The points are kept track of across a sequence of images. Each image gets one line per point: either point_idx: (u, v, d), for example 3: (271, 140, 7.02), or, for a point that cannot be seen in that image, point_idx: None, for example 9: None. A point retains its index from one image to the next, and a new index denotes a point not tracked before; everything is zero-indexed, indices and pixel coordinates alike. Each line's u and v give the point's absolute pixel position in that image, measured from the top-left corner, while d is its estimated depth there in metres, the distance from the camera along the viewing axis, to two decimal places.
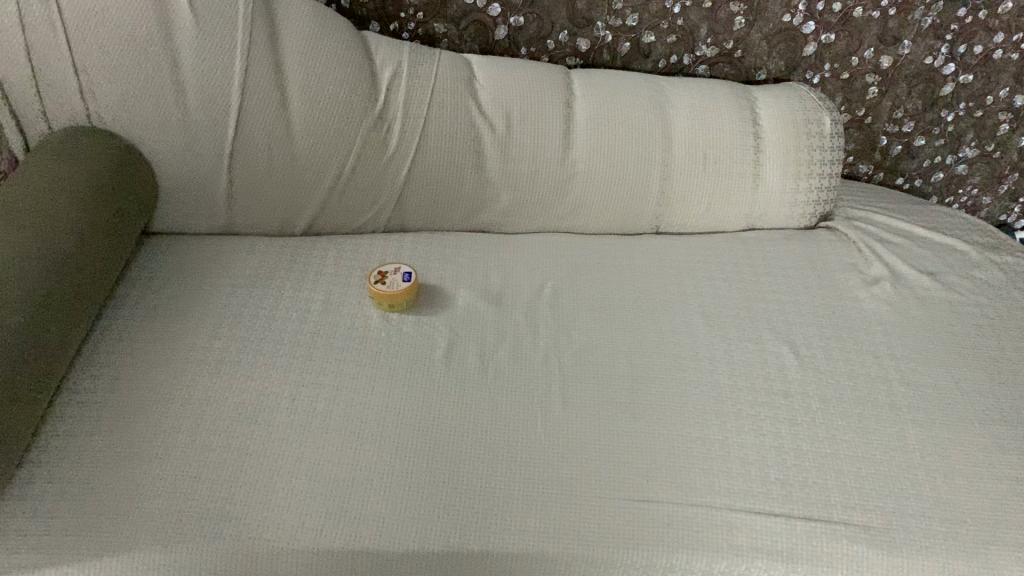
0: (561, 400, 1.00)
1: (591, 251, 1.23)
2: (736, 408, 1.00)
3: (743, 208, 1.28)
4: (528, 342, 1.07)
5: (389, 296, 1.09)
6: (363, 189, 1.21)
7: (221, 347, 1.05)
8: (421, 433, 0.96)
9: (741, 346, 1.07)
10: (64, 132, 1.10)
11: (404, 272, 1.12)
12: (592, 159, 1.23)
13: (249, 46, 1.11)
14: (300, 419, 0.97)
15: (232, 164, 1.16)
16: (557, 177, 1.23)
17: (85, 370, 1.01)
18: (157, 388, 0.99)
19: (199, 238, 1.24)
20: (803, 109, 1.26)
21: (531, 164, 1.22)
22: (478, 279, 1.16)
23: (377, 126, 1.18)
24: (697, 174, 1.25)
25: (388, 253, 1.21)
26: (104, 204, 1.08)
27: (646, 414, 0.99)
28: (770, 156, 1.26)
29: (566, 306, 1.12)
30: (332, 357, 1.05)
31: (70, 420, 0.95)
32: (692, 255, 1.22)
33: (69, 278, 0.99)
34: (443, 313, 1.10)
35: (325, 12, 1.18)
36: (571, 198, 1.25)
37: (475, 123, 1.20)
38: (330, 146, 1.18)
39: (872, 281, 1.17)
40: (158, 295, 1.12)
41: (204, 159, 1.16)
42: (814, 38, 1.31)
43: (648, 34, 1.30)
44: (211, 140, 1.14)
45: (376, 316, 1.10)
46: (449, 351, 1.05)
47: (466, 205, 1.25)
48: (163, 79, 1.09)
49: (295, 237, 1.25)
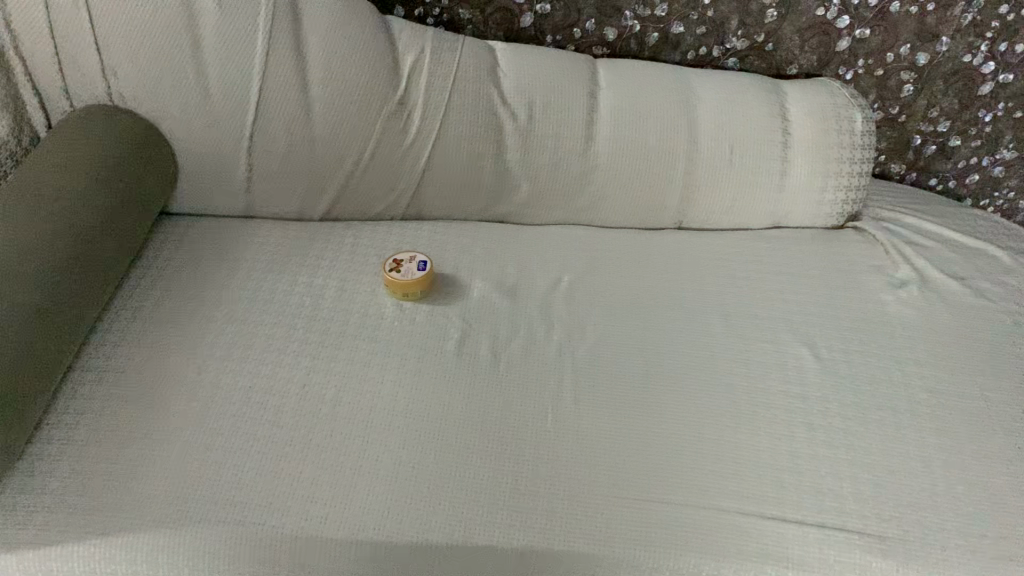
0: (572, 396, 0.99)
1: (610, 245, 1.21)
2: (752, 411, 0.98)
3: (768, 205, 1.25)
4: (542, 336, 1.05)
5: (403, 285, 1.08)
6: (381, 176, 1.20)
7: (233, 331, 1.04)
8: (430, 425, 0.95)
9: (760, 347, 1.04)
10: (85, 110, 1.10)
11: (419, 261, 1.11)
12: (615, 151, 1.21)
13: (271, 28, 1.10)
14: (309, 405, 0.97)
15: (252, 147, 1.16)
16: (579, 169, 1.21)
17: (99, 349, 1.01)
18: (169, 369, 0.99)
19: (218, 220, 1.24)
20: (833, 106, 1.23)
21: (552, 155, 1.21)
22: (494, 270, 1.14)
23: (398, 112, 1.17)
24: (722, 169, 1.23)
25: (405, 241, 1.20)
26: (123, 184, 1.08)
27: (659, 413, 0.97)
28: (798, 154, 1.23)
29: (583, 300, 1.10)
30: (344, 344, 1.04)
31: (82, 398, 0.95)
32: (715, 253, 1.20)
33: (87, 257, 1.00)
34: (458, 303, 1.09)
35: None
36: (592, 191, 1.23)
37: (497, 111, 1.19)
38: (350, 132, 1.17)
39: (899, 284, 1.14)
40: (174, 276, 1.12)
41: (224, 141, 1.15)
42: (848, 33, 1.28)
43: (677, 24, 1.27)
44: (231, 122, 1.14)
45: (390, 304, 1.09)
46: (462, 341, 1.04)
47: (485, 195, 1.24)
48: (185, 59, 1.09)
49: (313, 223, 1.24)
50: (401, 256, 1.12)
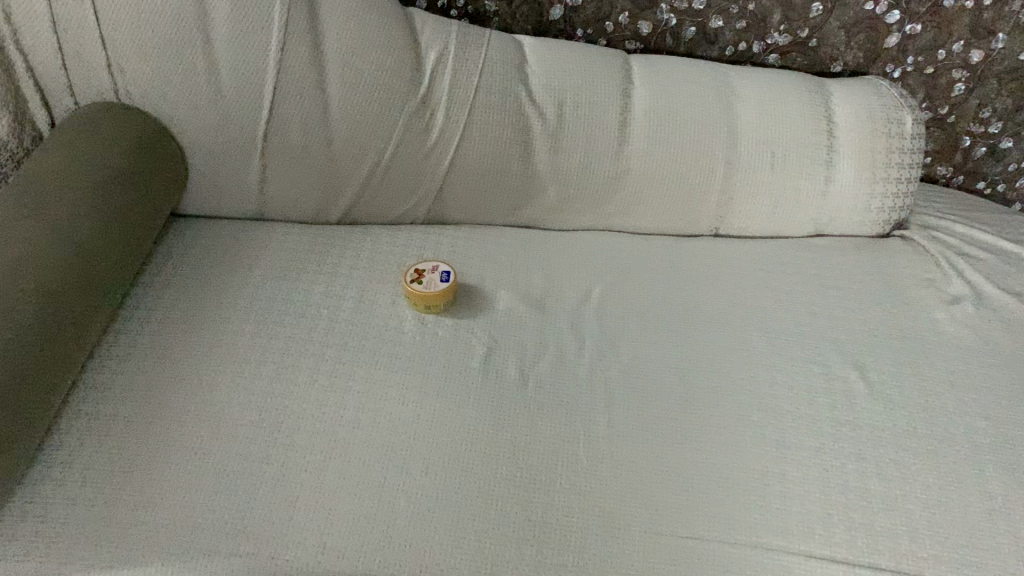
0: (606, 420, 0.92)
1: (643, 253, 1.14)
2: (798, 439, 0.91)
3: (811, 212, 1.18)
4: (572, 353, 0.99)
5: (425, 298, 1.01)
6: (402, 178, 1.14)
7: (245, 345, 0.99)
8: (454, 452, 0.89)
9: (805, 369, 0.98)
10: (90, 108, 1.05)
11: (442, 271, 1.04)
12: (649, 154, 1.14)
13: (287, 22, 1.04)
14: (326, 428, 0.91)
15: (266, 147, 1.10)
16: (611, 172, 1.15)
17: (103, 364, 0.96)
18: (177, 387, 0.94)
19: (230, 224, 1.18)
20: (882, 108, 1.16)
21: (583, 158, 1.14)
22: (520, 280, 1.08)
23: (420, 111, 1.10)
24: (763, 173, 1.15)
25: (427, 248, 1.14)
26: (129, 187, 1.02)
27: (699, 441, 0.91)
28: (844, 158, 1.16)
29: (615, 314, 1.04)
30: (362, 360, 0.98)
31: (85, 418, 0.90)
32: (754, 263, 1.13)
33: (91, 267, 0.94)
34: (482, 316, 1.03)
35: None
36: (624, 196, 1.16)
37: (525, 111, 1.12)
38: (369, 132, 1.10)
39: (952, 300, 1.07)
40: (183, 285, 1.06)
41: (237, 141, 1.09)
42: (897, 29, 1.20)
43: (716, 19, 1.20)
44: (244, 121, 1.08)
45: (411, 317, 1.03)
46: (488, 359, 0.98)
47: (511, 199, 1.17)
48: (195, 54, 1.02)
49: (329, 226, 1.18)
50: (423, 265, 1.06)
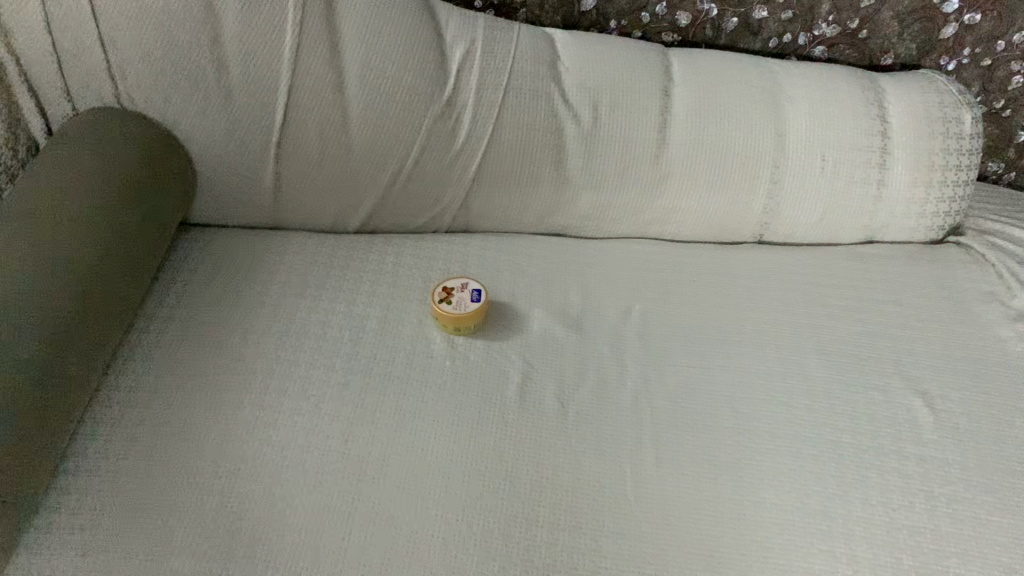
0: (653, 458, 0.86)
1: (685, 265, 1.07)
2: (862, 474, 0.85)
3: (862, 218, 1.10)
4: (616, 381, 0.92)
5: (455, 320, 0.94)
6: (425, 185, 1.06)
7: (263, 373, 0.92)
8: (493, 492, 0.83)
9: (866, 396, 0.91)
10: (90, 115, 0.97)
11: (472, 290, 0.97)
12: (690, 158, 1.06)
13: (302, 20, 0.95)
14: (353, 466, 0.84)
15: (280, 154, 1.02)
16: (649, 178, 1.07)
17: (110, 396, 0.89)
18: (191, 421, 0.87)
19: (241, 234, 1.10)
20: (939, 105, 1.08)
21: (620, 162, 1.06)
22: (555, 297, 1.01)
23: (445, 114, 1.02)
24: (812, 177, 1.08)
25: (453, 260, 1.06)
26: (134, 202, 0.95)
27: (755, 477, 0.84)
28: (899, 160, 1.08)
29: (659, 334, 0.97)
30: (389, 389, 0.91)
31: (94, 456, 0.83)
32: (805, 275, 1.05)
33: (97, 292, 0.87)
34: (516, 338, 0.96)
35: None
36: (663, 202, 1.09)
37: (558, 112, 1.04)
38: (391, 137, 1.02)
39: (1017, 316, 1.00)
40: (193, 305, 0.99)
41: (248, 148, 1.02)
42: (955, 19, 1.12)
43: (760, 9, 1.12)
44: (256, 127, 1.00)
45: (440, 340, 0.96)
46: (524, 387, 0.91)
47: (542, 206, 1.09)
48: (203, 55, 0.95)
49: (347, 236, 1.10)
50: (451, 283, 0.99)
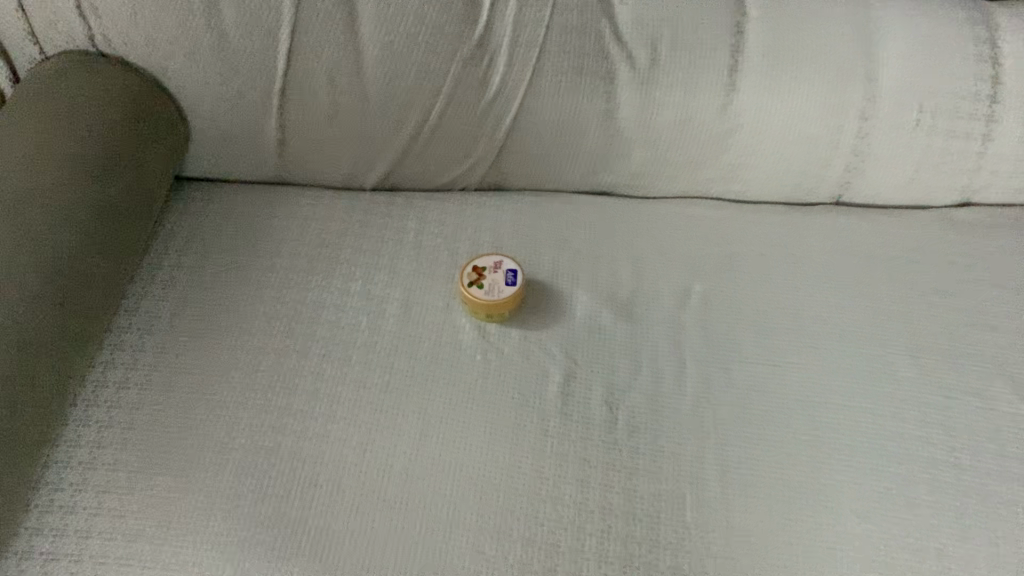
0: (716, 478, 0.74)
1: (751, 235, 0.93)
2: (961, 501, 0.73)
3: (961, 178, 0.94)
4: (674, 383, 0.80)
5: (489, 308, 0.82)
6: (453, 139, 0.92)
7: (269, 367, 0.80)
8: (533, 518, 0.72)
9: (964, 405, 0.78)
10: (60, 60, 0.82)
11: (508, 271, 0.84)
12: (763, 109, 0.90)
13: None
14: (373, 483, 0.73)
15: (284, 104, 0.88)
16: (714, 131, 0.91)
17: (97, 393, 0.78)
18: (187, 426, 0.76)
19: (243, 191, 0.96)
20: None
21: (680, 112, 0.90)
22: (602, 275, 0.88)
23: (476, 57, 0.87)
24: (907, 131, 0.91)
25: (485, 227, 0.92)
26: (121, 166, 0.81)
27: (837, 503, 0.73)
28: (1012, 111, 0.91)
29: (722, 323, 0.84)
30: (412, 388, 0.79)
31: (79, 467, 0.73)
32: (891, 249, 0.91)
33: (79, 280, 0.74)
34: (558, 327, 0.83)
35: None
36: (729, 158, 0.94)
37: (608, 53, 0.88)
38: (413, 84, 0.87)
39: None
40: (190, 280, 0.87)
41: (247, 96, 0.87)
42: None
43: None
44: (256, 72, 0.86)
45: (471, 328, 0.83)
46: (567, 388, 0.79)
47: (588, 162, 0.95)
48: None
49: (363, 194, 0.96)
50: (484, 261, 0.85)
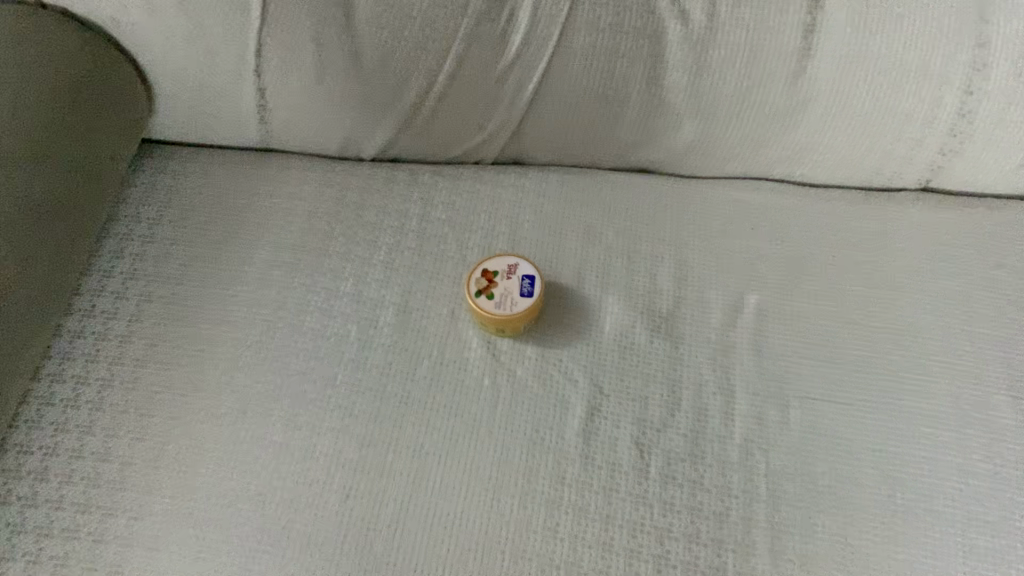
0: (761, 546, 0.62)
1: (820, 229, 0.78)
2: None
3: None
4: (715, 421, 0.67)
5: (500, 323, 0.69)
6: (464, 107, 0.76)
7: (240, 386, 0.68)
8: None
9: None
10: None
11: (523, 278, 0.71)
12: (842, 80, 0.74)
13: None
14: (356, 536, 0.62)
15: (262, 65, 0.73)
16: (780, 104, 0.75)
17: (42, 412, 0.67)
18: (143, 456, 0.65)
19: (221, 159, 0.82)
20: None
21: (740, 82, 0.74)
22: (637, 280, 0.74)
23: (492, 11, 0.71)
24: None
25: (501, 214, 0.78)
26: (66, 148, 0.68)
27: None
28: None
29: (779, 346, 0.70)
30: (407, 418, 0.67)
31: (18, 504, 0.63)
32: (992, 254, 0.75)
33: (1, 286, 0.62)
34: (582, 344, 0.70)
35: None
36: (797, 136, 0.77)
37: (656, 8, 0.71)
38: (414, 42, 0.72)
39: None
40: (155, 272, 0.75)
41: (218, 55, 0.73)
42: None
43: None
44: (225, 27, 0.71)
45: (479, 345, 0.70)
46: (590, 424, 0.67)
47: (626, 136, 0.79)
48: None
49: (362, 168, 0.82)
50: (495, 264, 0.72)
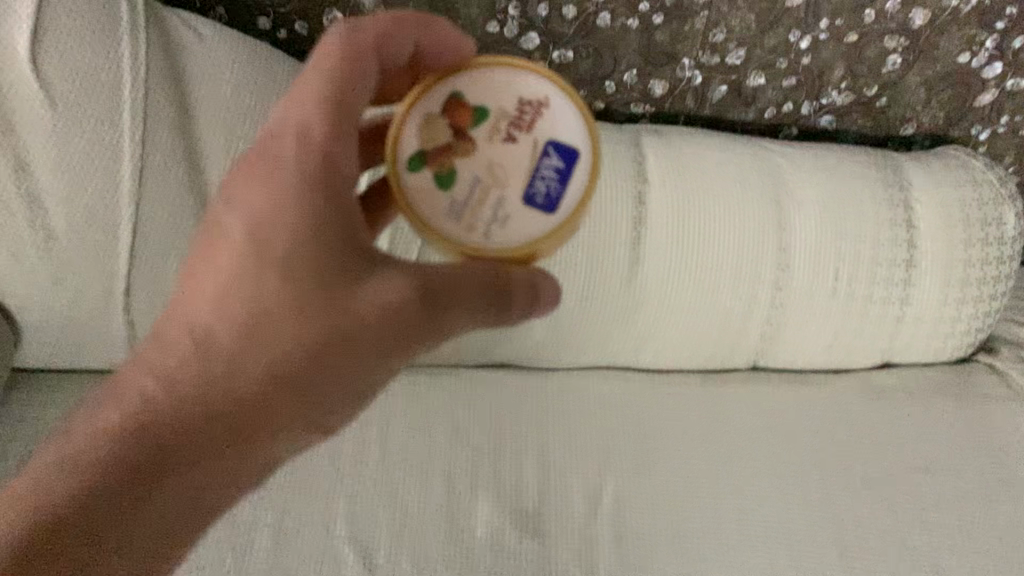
0: None
1: (665, 411, 0.86)
2: None
3: (884, 343, 0.88)
4: None
5: (490, 167, 0.49)
6: None
7: None
8: None
9: None
10: None
11: (550, 145, 0.50)
12: (674, 276, 0.82)
13: (144, 136, 0.69)
14: None
15: (132, 316, 0.73)
16: (619, 305, 0.83)
17: None
18: None
19: (83, 386, 0.80)
20: (968, 199, 0.87)
21: (581, 286, 0.81)
22: (505, 479, 0.79)
23: None
24: (822, 301, 0.85)
25: (369, 422, 0.82)
26: None
27: None
28: (928, 273, 0.86)
29: (637, 533, 0.76)
30: None
31: None
32: (811, 418, 0.85)
33: None
34: (456, 552, 0.74)
35: (271, 70, 0.77)
36: (636, 332, 0.85)
37: None
38: None
39: None
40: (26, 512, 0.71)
41: (87, 305, 0.71)
42: (995, 84, 0.92)
43: (756, 75, 0.89)
44: (94, 278, 0.70)
45: (415, 135, 0.49)
46: None
47: (482, 338, 0.85)
48: (12, 138, 0.65)
49: None
50: (494, 95, 0.50)
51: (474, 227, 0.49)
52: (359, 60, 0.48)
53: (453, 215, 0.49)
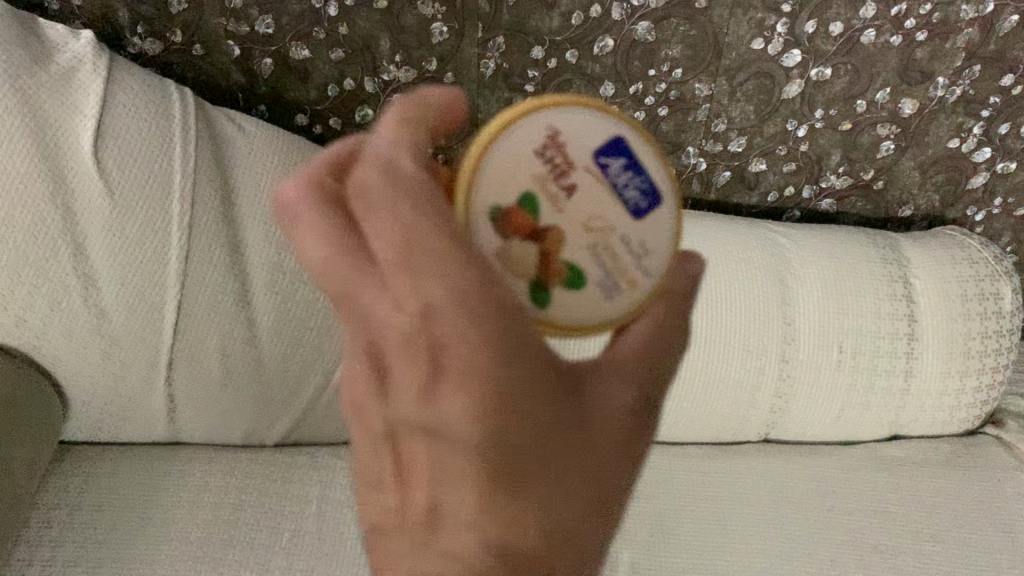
0: None
1: (682, 480, 0.88)
2: None
3: (891, 414, 0.91)
4: None
5: (589, 228, 0.44)
6: None
7: None
8: None
9: None
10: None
11: (599, 158, 0.45)
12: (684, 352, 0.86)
13: (192, 224, 0.76)
14: None
15: (172, 387, 0.78)
16: None
17: None
18: None
19: (122, 456, 0.84)
20: (964, 276, 0.91)
21: None
22: None
23: None
24: (828, 373, 0.88)
25: None
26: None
27: None
28: (930, 346, 0.89)
29: None
30: None
31: None
32: (822, 487, 0.88)
33: None
34: None
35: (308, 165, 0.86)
36: None
37: None
38: (313, 346, 0.83)
39: None
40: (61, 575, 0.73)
41: (131, 378, 0.76)
42: (986, 168, 0.97)
43: (757, 161, 0.96)
44: (140, 350, 0.74)
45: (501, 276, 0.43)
46: None
47: None
48: (75, 228, 0.70)
49: (264, 454, 0.88)
50: (516, 170, 0.43)
51: (634, 283, 0.46)
52: (414, 191, 0.34)
53: (610, 290, 0.45)
